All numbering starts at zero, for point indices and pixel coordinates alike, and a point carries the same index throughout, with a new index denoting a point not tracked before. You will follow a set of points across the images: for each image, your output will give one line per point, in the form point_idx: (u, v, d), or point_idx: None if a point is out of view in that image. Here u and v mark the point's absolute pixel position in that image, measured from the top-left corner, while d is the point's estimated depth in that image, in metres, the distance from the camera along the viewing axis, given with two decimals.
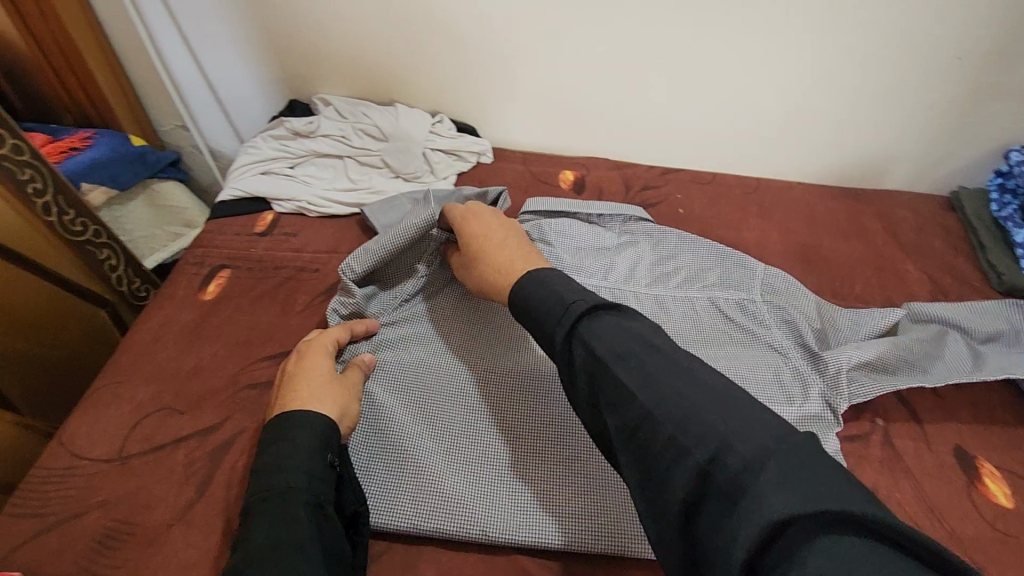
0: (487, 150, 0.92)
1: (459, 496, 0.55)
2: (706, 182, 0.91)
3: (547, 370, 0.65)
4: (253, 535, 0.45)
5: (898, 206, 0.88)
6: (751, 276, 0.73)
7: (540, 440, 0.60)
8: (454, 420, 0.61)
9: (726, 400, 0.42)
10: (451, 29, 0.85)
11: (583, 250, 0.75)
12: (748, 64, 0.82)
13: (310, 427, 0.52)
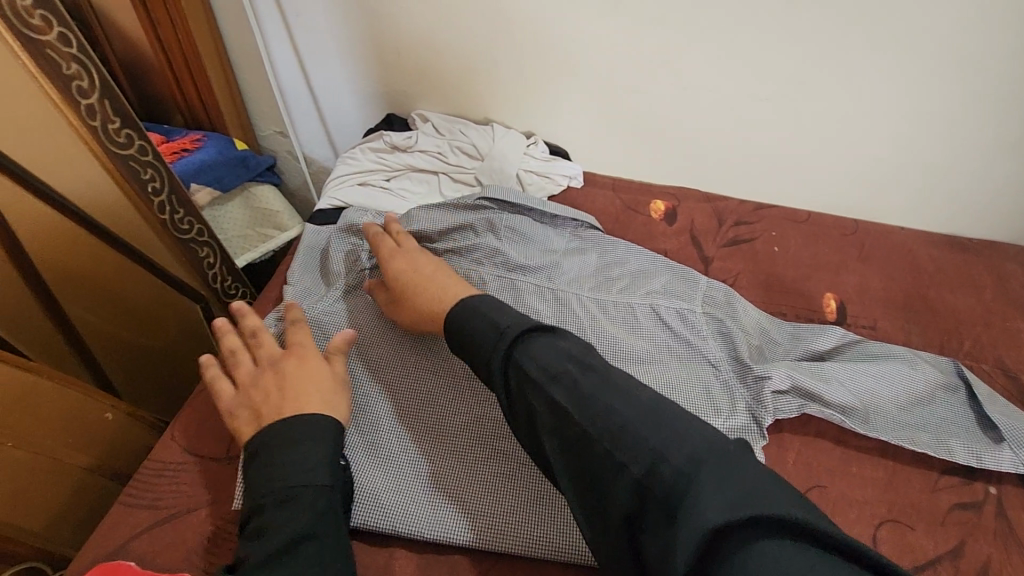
0: (578, 175, 0.92)
1: (370, 491, 0.57)
2: (802, 221, 0.88)
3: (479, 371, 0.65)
4: (273, 527, 0.47)
5: (1008, 259, 0.84)
6: (694, 289, 0.76)
7: (464, 441, 0.61)
8: (380, 418, 0.63)
9: (656, 415, 0.45)
10: (557, 54, 0.85)
11: (533, 248, 0.79)
12: (861, 106, 0.79)
13: (314, 428, 0.54)
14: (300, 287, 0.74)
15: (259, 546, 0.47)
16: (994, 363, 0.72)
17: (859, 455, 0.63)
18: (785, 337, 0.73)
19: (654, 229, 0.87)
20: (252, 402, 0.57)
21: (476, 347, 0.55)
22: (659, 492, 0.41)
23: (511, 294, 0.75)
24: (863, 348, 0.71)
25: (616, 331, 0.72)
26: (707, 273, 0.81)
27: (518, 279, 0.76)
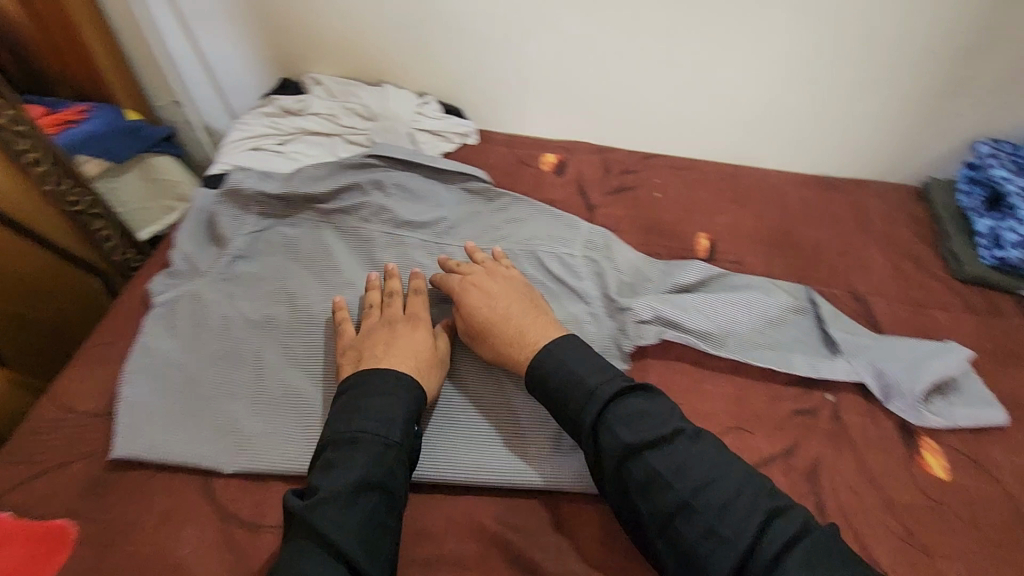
0: (472, 132, 0.94)
1: (467, 451, 0.61)
2: (687, 168, 0.94)
3: None
4: (344, 471, 0.52)
5: (870, 195, 0.91)
6: (575, 235, 0.81)
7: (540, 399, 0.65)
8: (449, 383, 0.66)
9: (749, 486, 0.52)
10: (438, 13, 0.87)
11: (420, 203, 0.82)
12: (723, 54, 0.84)
13: (397, 382, 0.58)
14: (188, 248, 0.75)
15: (327, 487, 0.51)
16: (845, 288, 0.79)
17: (714, 375, 0.69)
18: (655, 273, 0.78)
19: (544, 181, 0.90)
20: (361, 347, 0.63)
21: (565, 401, 0.59)
22: (757, 564, 0.47)
23: (399, 249, 0.78)
24: (728, 281, 0.77)
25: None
26: (591, 219, 0.85)
27: (404, 235, 0.79)
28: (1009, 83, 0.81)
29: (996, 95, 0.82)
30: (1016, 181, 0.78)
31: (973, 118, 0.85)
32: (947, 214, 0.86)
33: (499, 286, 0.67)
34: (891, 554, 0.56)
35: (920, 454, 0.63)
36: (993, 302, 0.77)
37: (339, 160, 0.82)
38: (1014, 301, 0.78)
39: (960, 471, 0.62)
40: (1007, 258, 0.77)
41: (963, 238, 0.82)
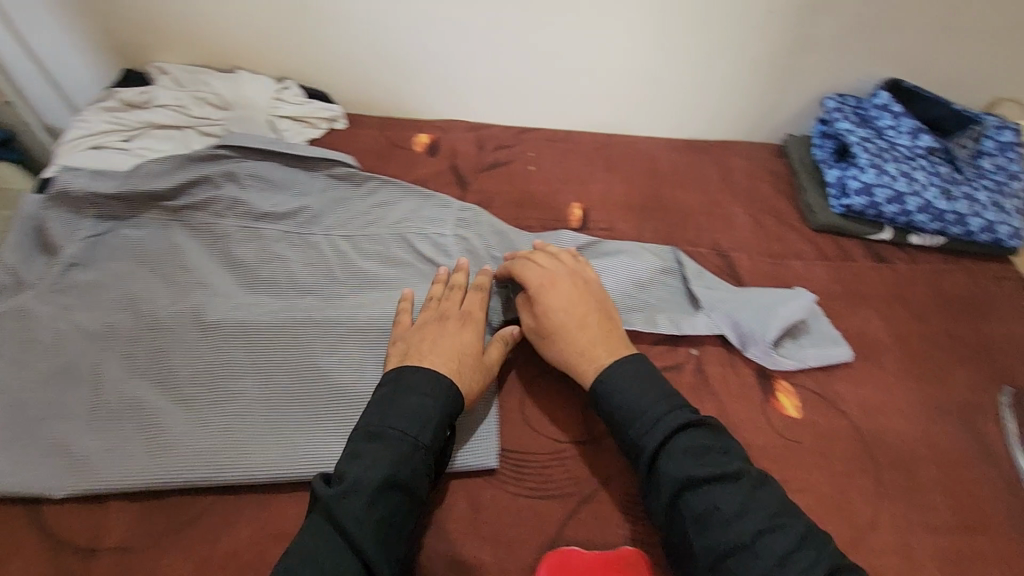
0: (340, 116, 0.91)
1: (303, 445, 0.58)
2: (561, 140, 0.95)
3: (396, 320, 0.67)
4: (370, 469, 0.51)
5: (734, 155, 0.94)
6: (447, 214, 0.79)
7: None
8: (290, 377, 0.62)
9: (812, 537, 0.48)
10: None
11: (280, 194, 0.78)
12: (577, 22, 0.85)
13: (426, 384, 0.56)
14: (13, 258, 0.68)
15: (352, 486, 0.50)
16: (710, 246, 0.81)
17: None
18: (528, 245, 0.77)
19: (416, 161, 0.88)
20: (410, 343, 0.61)
21: (625, 423, 0.56)
22: None
23: (256, 243, 0.74)
24: (602, 248, 0.77)
25: (364, 265, 0.74)
26: (464, 197, 0.84)
27: (263, 228, 0.75)
28: (843, 40, 0.85)
29: (834, 52, 0.86)
30: (857, 132, 0.84)
31: (818, 75, 0.89)
32: (803, 168, 0.90)
33: (567, 291, 0.64)
34: None
35: (774, 395, 0.67)
36: (843, 248, 0.83)
37: (186, 153, 0.76)
38: (862, 246, 0.83)
39: (810, 408, 0.66)
40: (852, 206, 0.81)
41: (816, 189, 0.86)
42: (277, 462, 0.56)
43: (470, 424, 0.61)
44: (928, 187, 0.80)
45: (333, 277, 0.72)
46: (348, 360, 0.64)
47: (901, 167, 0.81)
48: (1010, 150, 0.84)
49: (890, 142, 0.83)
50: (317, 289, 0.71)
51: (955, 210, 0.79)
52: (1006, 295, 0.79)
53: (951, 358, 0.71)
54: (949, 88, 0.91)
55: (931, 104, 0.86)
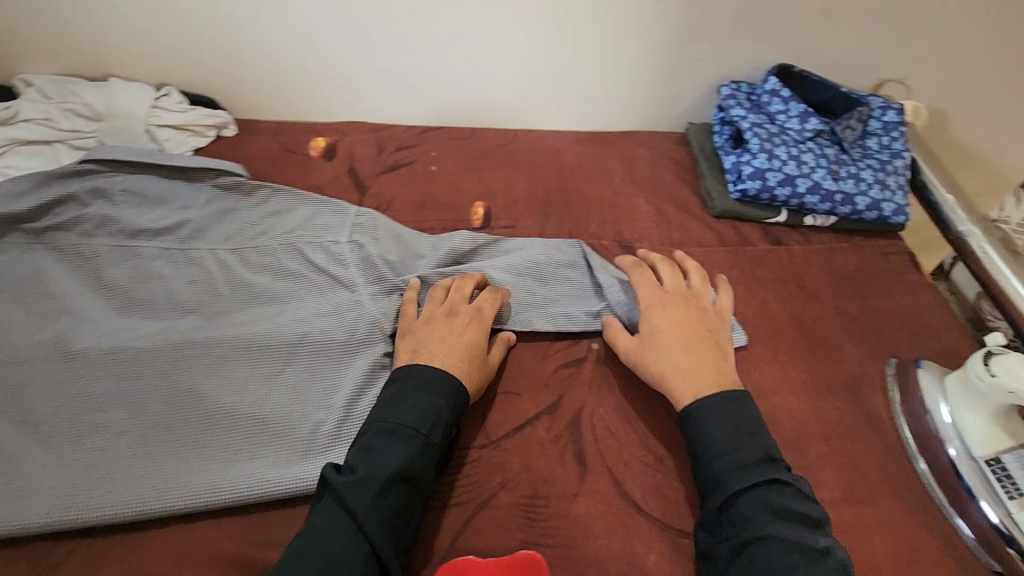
0: (229, 123, 0.87)
1: (169, 474, 0.55)
2: (465, 138, 0.93)
3: (278, 335, 0.64)
4: (385, 462, 0.53)
5: (639, 145, 0.95)
6: (343, 221, 0.76)
7: (263, 405, 0.59)
8: (161, 404, 0.59)
9: None
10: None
11: (158, 210, 0.74)
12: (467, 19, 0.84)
13: (439, 384, 0.58)
14: None
15: (370, 478, 0.52)
16: (612, 238, 0.81)
17: None
18: (427, 246, 0.76)
19: (311, 166, 0.85)
20: (419, 339, 0.63)
21: (709, 462, 0.55)
22: None
23: (131, 262, 0.70)
24: (502, 246, 0.77)
25: (252, 278, 0.70)
26: (361, 201, 0.81)
27: (139, 245, 0.71)
28: (730, 27, 0.86)
29: (722, 40, 0.87)
30: (749, 118, 0.85)
31: (713, 63, 0.90)
32: (704, 154, 0.91)
33: (670, 316, 0.65)
34: (642, 484, 0.59)
35: None
36: (741, 233, 0.84)
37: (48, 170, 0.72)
38: (759, 230, 0.85)
39: None
40: (746, 190, 0.83)
41: (715, 175, 0.88)
42: (146, 493, 0.53)
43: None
44: (816, 169, 0.82)
45: (217, 293, 0.69)
46: (229, 381, 0.61)
47: (790, 150, 0.82)
48: (894, 129, 0.87)
49: (780, 127, 0.85)
50: (199, 308, 0.67)
51: (841, 190, 0.82)
52: (893, 270, 0.82)
53: (842, 335, 0.73)
54: (836, 72, 0.93)
55: (819, 89, 0.89)
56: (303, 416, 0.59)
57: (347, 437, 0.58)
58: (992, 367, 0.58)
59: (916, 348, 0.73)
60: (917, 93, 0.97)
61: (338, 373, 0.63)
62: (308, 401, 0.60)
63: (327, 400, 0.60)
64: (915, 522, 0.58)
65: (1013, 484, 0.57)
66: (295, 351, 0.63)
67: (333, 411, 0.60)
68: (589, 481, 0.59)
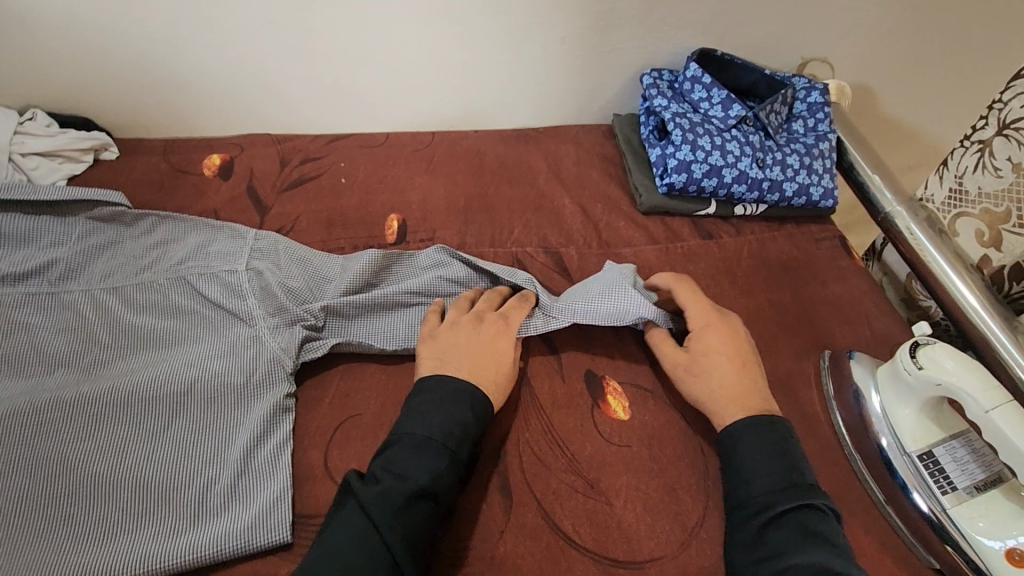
0: (110, 144, 0.80)
1: (34, 558, 0.48)
2: (377, 145, 0.87)
3: (165, 384, 0.57)
4: (410, 471, 0.50)
5: (564, 141, 0.91)
6: (240, 246, 0.69)
7: (146, 466, 0.53)
8: (25, 476, 0.52)
9: None
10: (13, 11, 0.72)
11: (26, 250, 0.67)
12: (361, 17, 0.78)
13: (460, 393, 0.55)
14: None
15: (394, 487, 0.49)
16: (537, 244, 0.77)
17: (397, 372, 0.63)
18: (336, 267, 0.70)
19: (206, 187, 0.78)
20: (441, 352, 0.60)
21: (758, 475, 0.53)
22: None
23: None
24: (418, 262, 0.71)
25: (135, 319, 0.63)
26: (261, 224, 0.74)
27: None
28: (645, 12, 0.82)
29: (639, 26, 0.83)
30: (671, 108, 0.82)
31: (632, 51, 0.86)
32: (629, 146, 0.87)
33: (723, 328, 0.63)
34: (572, 512, 0.55)
35: (604, 398, 0.63)
36: (671, 229, 0.81)
37: None
38: (690, 224, 0.82)
39: (639, 407, 0.63)
40: (673, 183, 0.79)
41: (641, 168, 0.84)
42: None
43: (256, 496, 0.52)
44: (741, 157, 0.79)
45: (95, 340, 0.61)
46: (108, 442, 0.54)
47: (714, 139, 0.79)
48: (819, 110, 0.85)
49: (704, 116, 0.82)
50: (73, 360, 0.60)
51: (768, 178, 0.79)
52: (824, 256, 0.80)
53: (778, 329, 0.71)
54: (759, 54, 0.90)
55: (742, 72, 0.86)
56: (193, 474, 0.53)
57: (244, 494, 0.53)
58: (920, 359, 0.56)
59: (849, 338, 0.71)
60: (840, 71, 0.96)
61: (233, 422, 0.57)
62: (199, 457, 0.54)
63: (220, 454, 0.55)
64: (855, 524, 0.56)
65: (945, 477, 0.56)
66: (184, 401, 0.57)
67: (227, 466, 0.54)
68: (516, 514, 0.55)
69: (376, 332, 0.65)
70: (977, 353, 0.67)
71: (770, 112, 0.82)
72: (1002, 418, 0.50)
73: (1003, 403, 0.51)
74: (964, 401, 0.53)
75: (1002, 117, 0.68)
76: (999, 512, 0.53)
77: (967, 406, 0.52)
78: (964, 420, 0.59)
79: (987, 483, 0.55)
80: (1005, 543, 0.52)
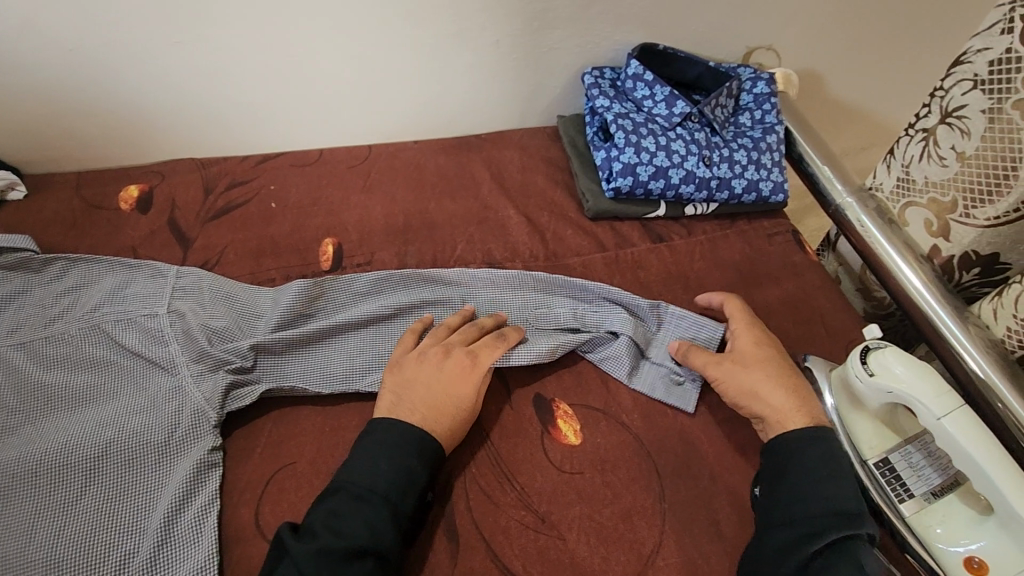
0: (16, 182, 0.75)
1: None
2: (310, 163, 0.82)
3: (77, 449, 0.53)
4: (348, 525, 0.48)
5: (508, 147, 0.87)
6: (160, 286, 0.63)
7: (57, 543, 0.49)
8: None
9: None
10: None
11: None
12: (276, 32, 0.73)
13: (409, 437, 0.53)
14: None
15: (326, 542, 0.47)
16: (481, 260, 0.74)
17: (333, 411, 0.60)
18: (267, 301, 0.65)
19: (123, 222, 0.73)
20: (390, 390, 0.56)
21: (783, 508, 0.52)
22: None
23: None
24: (356, 286, 0.67)
25: (45, 377, 0.58)
26: (184, 259, 0.70)
27: None
28: (580, 10, 0.78)
29: (575, 24, 0.80)
30: (614, 108, 0.79)
31: (570, 50, 0.82)
32: (574, 149, 0.84)
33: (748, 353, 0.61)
34: (522, 552, 0.53)
35: (555, 423, 0.61)
36: (620, 234, 0.78)
37: None
38: (639, 227, 0.79)
39: (591, 429, 0.61)
40: (619, 188, 0.76)
41: (587, 172, 0.81)
42: None
43: (181, 568, 0.49)
44: (687, 156, 0.76)
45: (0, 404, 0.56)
46: (15, 521, 0.50)
47: (658, 139, 0.76)
48: (765, 101, 0.83)
49: (648, 114, 0.79)
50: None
51: (716, 176, 0.77)
52: (777, 251, 0.78)
53: None
54: (701, 46, 0.87)
55: (685, 65, 0.83)
56: (111, 549, 0.49)
57: (166, 566, 0.49)
58: (870, 366, 0.55)
59: (805, 338, 0.70)
60: (786, 56, 0.93)
61: (155, 485, 0.53)
62: (117, 529, 0.50)
63: (139, 523, 0.51)
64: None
65: (902, 485, 0.55)
66: (99, 467, 0.53)
67: (147, 535, 0.50)
68: (464, 559, 0.52)
69: (313, 369, 0.61)
70: (931, 347, 0.66)
71: (715, 106, 0.79)
72: (953, 425, 0.49)
73: (954, 409, 0.50)
74: (916, 408, 0.52)
75: (944, 104, 0.66)
76: (957, 517, 0.52)
77: (919, 413, 0.51)
78: (919, 421, 0.57)
79: (944, 488, 0.54)
80: (963, 550, 0.51)
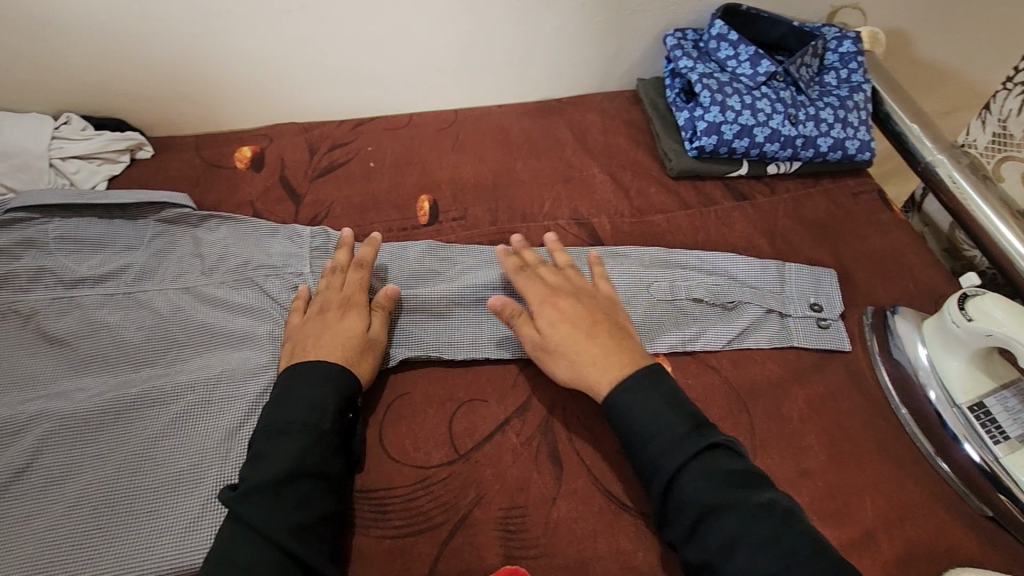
0: (143, 142, 0.82)
1: (123, 538, 0.51)
2: (401, 127, 0.87)
3: (241, 380, 0.59)
4: None
5: (590, 110, 0.90)
6: (298, 247, 0.69)
7: (224, 458, 0.55)
8: (114, 460, 0.54)
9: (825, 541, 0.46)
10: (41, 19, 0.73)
11: (93, 250, 0.67)
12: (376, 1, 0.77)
13: None
14: None
15: None
16: (569, 215, 0.77)
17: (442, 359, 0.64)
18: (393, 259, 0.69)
19: (240, 180, 0.79)
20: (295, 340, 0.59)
21: None
22: None
23: (75, 313, 0.63)
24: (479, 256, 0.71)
25: (207, 317, 0.64)
26: (297, 214, 0.76)
27: (80, 292, 0.64)
28: None
29: None
30: (698, 68, 0.80)
31: (653, 13, 0.84)
32: (655, 111, 0.86)
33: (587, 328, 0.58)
34: (623, 478, 0.57)
35: None
36: (703, 193, 0.80)
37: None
38: (721, 187, 0.81)
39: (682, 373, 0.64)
40: (703, 147, 0.78)
41: (669, 133, 0.83)
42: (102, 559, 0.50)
43: None
44: (773, 115, 0.77)
45: (171, 336, 0.62)
46: (191, 437, 0.56)
47: (744, 98, 0.77)
48: (852, 60, 0.83)
49: (732, 74, 0.80)
50: (153, 357, 0.61)
51: (801, 135, 0.77)
52: (864, 210, 0.79)
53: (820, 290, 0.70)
54: (786, 6, 0.87)
55: (769, 25, 0.83)
56: None
57: None
58: (969, 311, 0.56)
59: (893, 294, 0.70)
60: (872, 16, 0.92)
61: None
62: None
63: None
64: (877, 461, 0.57)
65: (997, 427, 0.56)
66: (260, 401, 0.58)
67: None
68: (569, 481, 0.56)
69: (445, 333, 0.64)
70: None
71: (800, 65, 0.80)
72: None
73: None
74: (1014, 350, 0.53)
75: None
76: None
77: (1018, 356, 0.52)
78: (1016, 369, 0.59)
79: None
80: None
